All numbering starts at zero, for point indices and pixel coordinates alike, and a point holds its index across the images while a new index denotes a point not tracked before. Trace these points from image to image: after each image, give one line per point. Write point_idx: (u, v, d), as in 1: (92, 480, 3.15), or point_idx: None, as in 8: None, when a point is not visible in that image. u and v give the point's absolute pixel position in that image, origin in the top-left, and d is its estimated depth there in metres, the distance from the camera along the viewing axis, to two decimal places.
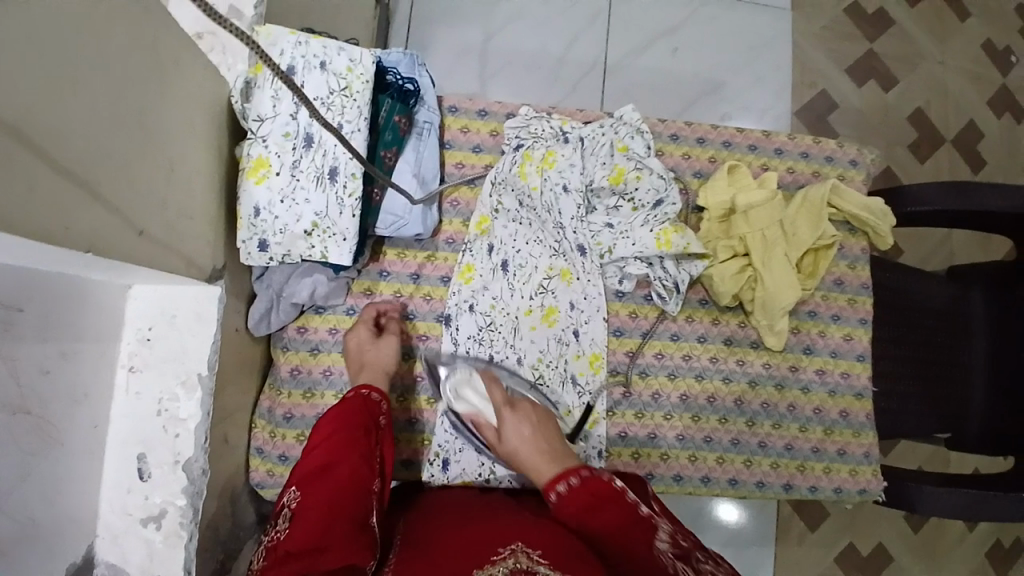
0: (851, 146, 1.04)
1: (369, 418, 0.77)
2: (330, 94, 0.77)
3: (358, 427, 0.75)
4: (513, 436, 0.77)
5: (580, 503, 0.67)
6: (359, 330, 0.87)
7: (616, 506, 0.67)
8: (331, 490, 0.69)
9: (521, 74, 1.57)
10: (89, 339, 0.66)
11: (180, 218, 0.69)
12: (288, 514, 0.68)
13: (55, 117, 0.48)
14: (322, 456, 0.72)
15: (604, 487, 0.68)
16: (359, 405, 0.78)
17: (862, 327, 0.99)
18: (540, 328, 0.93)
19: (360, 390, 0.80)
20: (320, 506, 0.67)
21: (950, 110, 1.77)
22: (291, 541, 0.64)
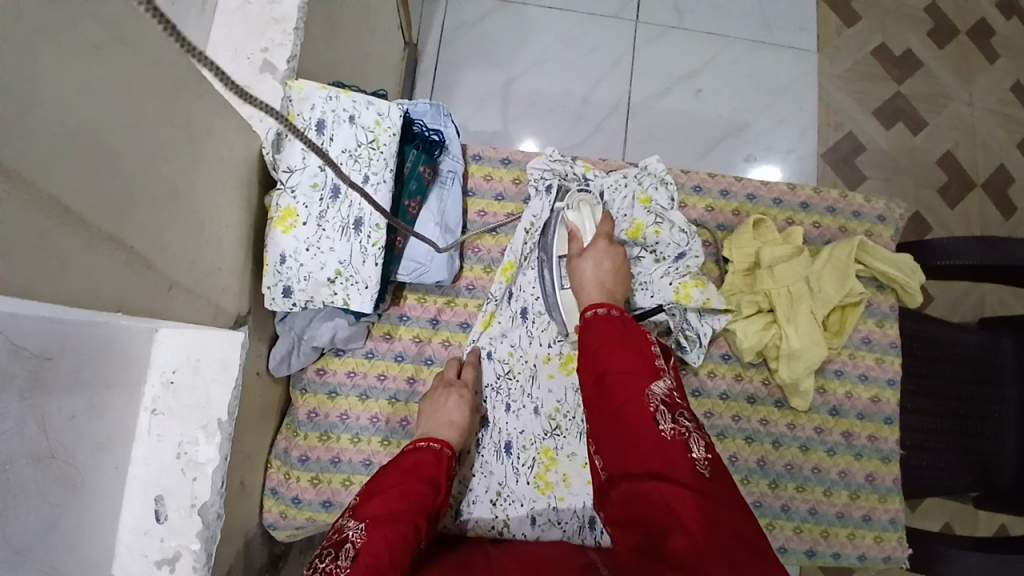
0: (878, 201, 1.02)
1: (440, 477, 0.76)
2: (358, 147, 0.79)
3: (430, 484, 0.74)
4: (593, 261, 0.85)
5: (609, 327, 0.74)
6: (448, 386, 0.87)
7: (629, 344, 0.72)
8: (398, 538, 0.65)
9: (545, 114, 1.59)
10: (114, 386, 0.68)
11: (209, 272, 0.71)
12: (351, 551, 0.63)
13: (89, 187, 0.50)
14: (394, 503, 0.69)
15: (624, 327, 0.74)
16: (432, 461, 0.77)
17: (890, 388, 0.96)
18: (557, 376, 0.95)
19: (433, 444, 0.79)
20: (387, 554, 0.63)
21: (980, 154, 1.74)
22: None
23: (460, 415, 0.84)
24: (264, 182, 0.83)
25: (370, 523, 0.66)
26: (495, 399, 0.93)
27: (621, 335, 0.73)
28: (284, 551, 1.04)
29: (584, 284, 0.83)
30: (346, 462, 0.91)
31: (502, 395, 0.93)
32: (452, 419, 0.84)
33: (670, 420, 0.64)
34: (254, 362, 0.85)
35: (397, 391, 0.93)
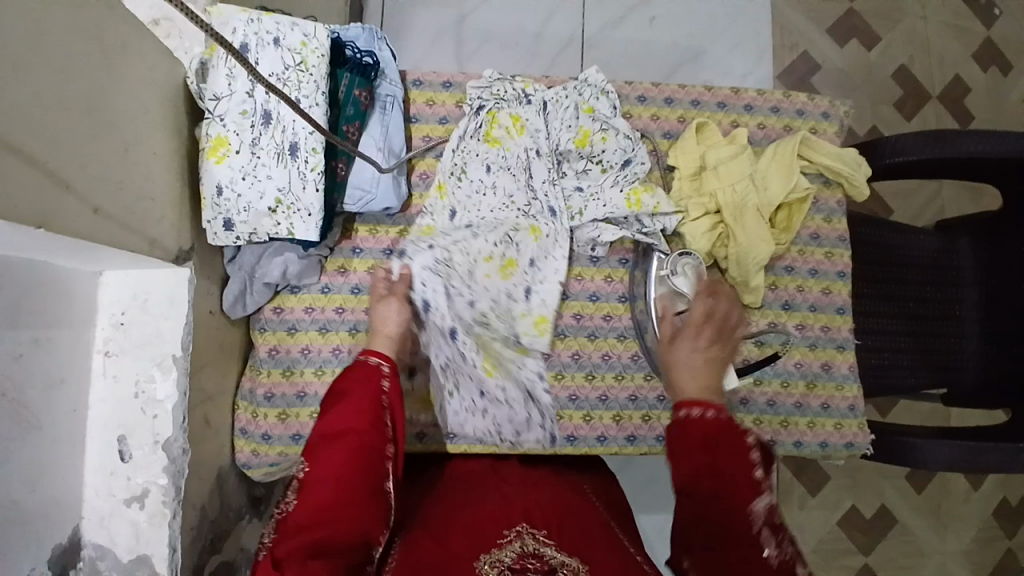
0: (822, 99, 1.03)
1: (373, 387, 0.70)
2: (285, 70, 0.77)
3: (364, 396, 0.68)
4: (689, 348, 0.75)
5: (698, 435, 0.66)
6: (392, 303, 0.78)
7: (728, 448, 0.65)
8: (344, 461, 0.65)
9: (497, 54, 1.56)
10: (60, 326, 0.69)
11: (142, 200, 0.69)
12: (296, 486, 0.65)
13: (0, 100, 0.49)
14: (334, 424, 0.67)
15: (729, 435, 0.66)
16: (361, 373, 0.70)
17: (840, 280, 0.99)
18: (494, 277, 0.91)
19: (365, 357, 0.72)
20: (335, 479, 0.64)
21: (933, 66, 1.74)
22: (301, 513, 0.62)
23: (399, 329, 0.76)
24: (194, 114, 0.81)
25: (310, 455, 0.66)
26: (432, 282, 0.85)
27: (709, 448, 0.65)
28: (264, 495, 1.06)
29: (680, 369, 0.74)
30: (311, 396, 0.91)
31: (442, 280, 0.86)
32: (393, 334, 0.76)
33: (774, 546, 0.61)
34: (206, 300, 0.84)
35: (356, 322, 0.92)
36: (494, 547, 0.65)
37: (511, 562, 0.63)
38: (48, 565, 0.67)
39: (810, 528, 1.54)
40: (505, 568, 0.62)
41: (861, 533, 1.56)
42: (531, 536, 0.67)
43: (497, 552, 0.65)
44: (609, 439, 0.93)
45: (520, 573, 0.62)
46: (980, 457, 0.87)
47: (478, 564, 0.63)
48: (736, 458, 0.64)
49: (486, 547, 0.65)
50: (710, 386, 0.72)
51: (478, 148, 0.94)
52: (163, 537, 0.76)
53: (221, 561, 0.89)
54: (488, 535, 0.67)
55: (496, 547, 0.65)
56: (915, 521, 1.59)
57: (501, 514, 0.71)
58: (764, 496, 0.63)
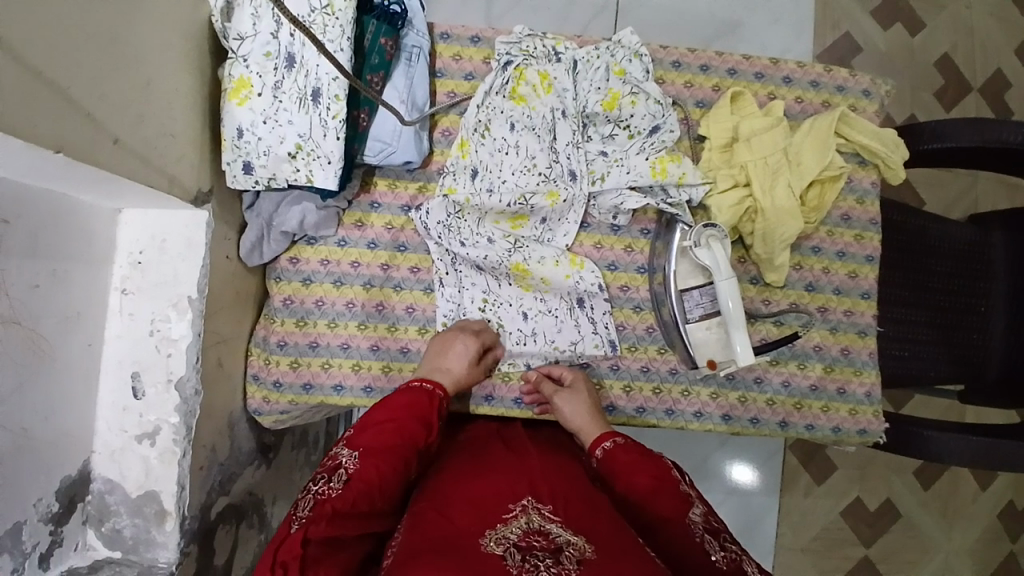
0: (864, 75, 0.99)
1: (433, 415, 0.78)
2: (311, 12, 0.75)
3: (424, 424, 0.76)
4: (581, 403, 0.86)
5: (622, 459, 0.78)
6: (466, 343, 0.85)
7: (649, 471, 0.76)
8: (391, 469, 0.70)
9: (527, 16, 1.51)
10: (78, 260, 0.69)
11: (162, 137, 0.69)
12: (344, 476, 0.67)
13: (25, 16, 0.48)
14: (385, 436, 0.72)
15: (643, 453, 0.78)
16: (426, 402, 0.78)
17: (868, 264, 0.96)
18: (503, 226, 0.93)
19: (427, 384, 0.80)
20: (376, 484, 0.68)
21: (980, 54, 1.67)
22: (342, 502, 0.65)
23: (460, 365, 0.84)
24: (218, 54, 0.80)
25: (365, 453, 0.70)
26: (446, 237, 0.91)
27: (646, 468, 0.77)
28: (273, 444, 1.08)
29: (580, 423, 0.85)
30: (323, 347, 0.91)
31: (451, 235, 0.91)
32: (452, 368, 0.84)
33: (720, 550, 0.67)
34: (223, 245, 0.84)
35: (371, 277, 0.92)
36: (499, 523, 0.65)
37: (517, 539, 0.62)
38: (55, 499, 0.68)
39: (813, 517, 1.53)
40: (512, 542, 0.61)
41: (865, 525, 1.55)
42: (536, 511, 0.67)
43: (501, 530, 0.64)
44: (616, 409, 0.92)
45: (527, 551, 0.60)
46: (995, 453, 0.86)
47: (484, 541, 0.62)
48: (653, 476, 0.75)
49: (492, 523, 0.65)
50: (599, 422, 0.86)
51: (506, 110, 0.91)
52: (173, 475, 0.77)
53: (228, 504, 0.91)
54: (494, 511, 0.67)
55: (501, 524, 0.64)
56: (920, 518, 1.57)
57: (506, 489, 0.71)
58: (698, 507, 0.72)
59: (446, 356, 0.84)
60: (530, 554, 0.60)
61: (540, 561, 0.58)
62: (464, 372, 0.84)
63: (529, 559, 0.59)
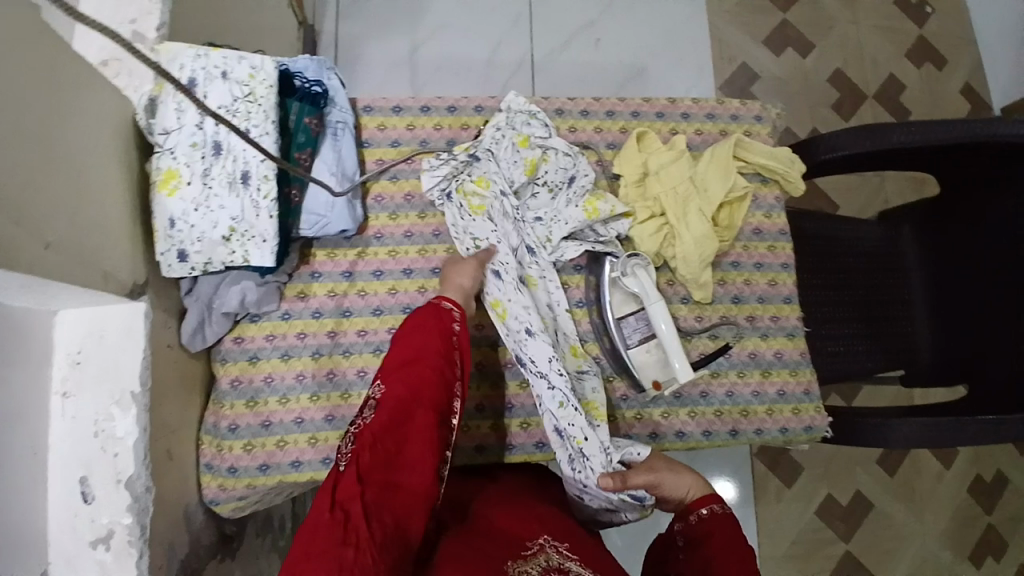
0: (754, 103, 1.09)
1: (449, 327, 0.78)
2: (234, 102, 0.80)
3: (439, 336, 0.76)
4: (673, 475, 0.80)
5: (702, 531, 0.75)
6: (457, 262, 0.90)
7: (736, 546, 0.72)
8: (427, 410, 0.70)
9: (452, 79, 1.60)
10: (17, 364, 0.67)
11: (95, 234, 0.71)
12: (373, 403, 0.70)
13: None
14: (404, 357, 0.74)
15: (725, 532, 0.74)
16: (436, 314, 0.79)
17: (784, 271, 1.04)
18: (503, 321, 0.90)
19: (439, 301, 0.81)
20: (410, 403, 0.70)
21: (868, 68, 1.85)
22: (376, 425, 0.68)
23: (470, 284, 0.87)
24: (144, 149, 0.83)
25: (385, 379, 0.72)
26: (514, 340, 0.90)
27: (724, 543, 0.73)
28: (236, 532, 1.05)
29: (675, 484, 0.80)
30: (277, 424, 0.91)
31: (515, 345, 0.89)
32: (460, 287, 0.86)
33: None
34: (163, 334, 0.84)
35: (318, 346, 0.93)
36: (522, 557, 0.69)
37: (539, 573, 0.66)
38: None
39: (790, 521, 1.56)
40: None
41: (840, 521, 1.59)
42: (555, 548, 0.71)
43: (523, 563, 0.68)
44: None
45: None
46: (935, 434, 0.91)
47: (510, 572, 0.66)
48: (742, 559, 0.71)
49: (514, 557, 0.69)
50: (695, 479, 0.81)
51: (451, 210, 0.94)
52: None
53: None
54: (516, 547, 0.71)
55: (523, 558, 0.69)
56: (891, 506, 1.62)
57: (522, 529, 0.75)
58: None
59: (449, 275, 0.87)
60: None
61: None
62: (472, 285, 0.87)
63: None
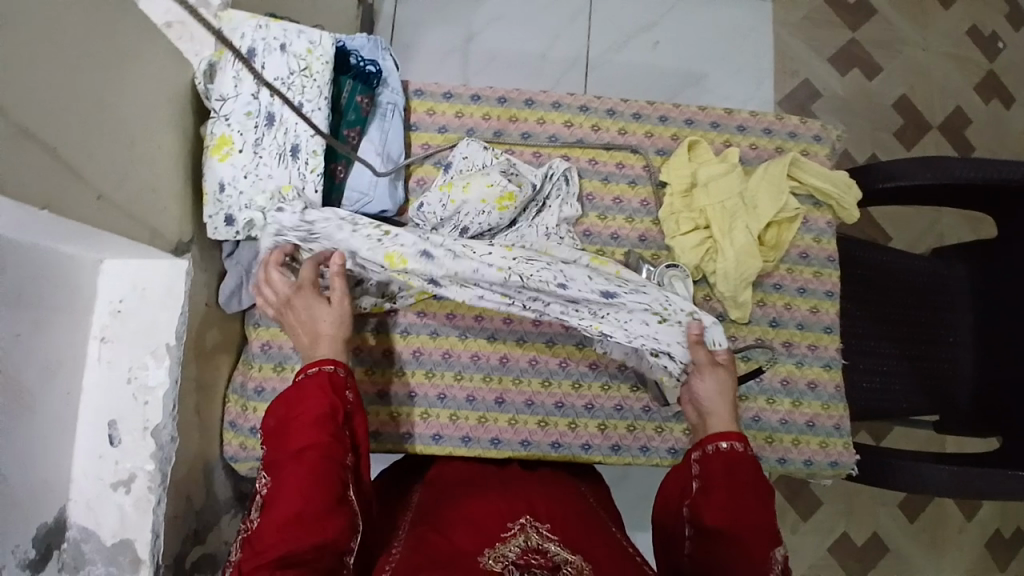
0: (814, 122, 1.05)
1: (325, 400, 0.73)
2: (290, 75, 0.81)
3: (321, 409, 0.72)
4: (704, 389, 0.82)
5: (718, 467, 0.76)
6: (281, 283, 0.82)
7: (752, 485, 0.75)
8: (301, 459, 0.69)
9: (504, 70, 1.59)
10: (58, 310, 0.71)
11: (145, 192, 0.72)
12: (259, 501, 0.70)
13: (18, 83, 0.52)
14: (291, 434, 0.71)
15: (744, 469, 0.76)
16: (318, 386, 0.73)
17: (828, 299, 1.00)
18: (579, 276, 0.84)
19: (324, 367, 0.75)
20: (300, 483, 0.68)
21: (935, 96, 1.77)
22: (264, 526, 0.67)
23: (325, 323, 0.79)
24: (200, 113, 0.85)
25: (271, 467, 0.71)
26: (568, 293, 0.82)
27: (738, 483, 0.75)
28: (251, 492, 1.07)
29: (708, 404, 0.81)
30: None
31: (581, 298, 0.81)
32: (319, 330, 0.79)
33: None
34: (202, 293, 0.86)
35: (349, 321, 0.94)
36: (499, 541, 0.68)
37: (515, 556, 0.65)
38: (31, 545, 0.67)
39: (802, 554, 1.52)
40: (511, 559, 0.64)
41: (854, 561, 1.54)
42: (535, 530, 0.70)
43: (500, 548, 0.67)
44: (593, 449, 0.94)
45: (525, 568, 0.62)
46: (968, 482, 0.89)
47: (483, 558, 0.64)
48: (761, 500, 0.75)
49: (492, 542, 0.67)
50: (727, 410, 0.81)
51: (472, 207, 0.89)
52: (147, 523, 0.77)
53: (204, 553, 0.90)
54: (495, 530, 0.70)
55: (500, 542, 0.68)
56: (910, 551, 1.57)
57: (505, 509, 0.74)
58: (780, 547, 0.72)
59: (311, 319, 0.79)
60: (529, 569, 0.62)
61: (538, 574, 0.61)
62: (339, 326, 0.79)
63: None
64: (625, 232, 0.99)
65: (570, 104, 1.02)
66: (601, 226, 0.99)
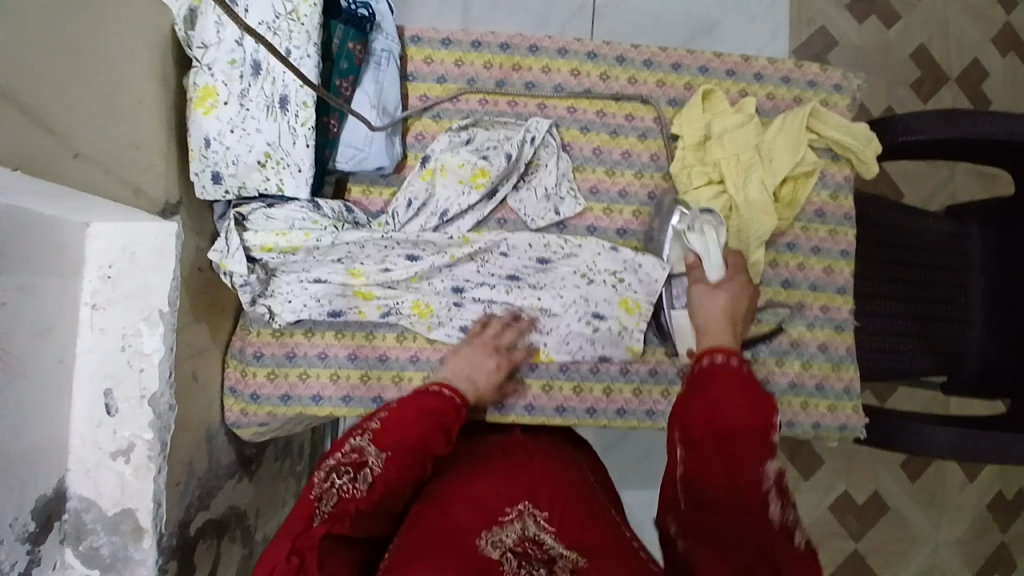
0: (835, 70, 0.99)
1: (455, 426, 0.75)
2: (277, 19, 0.75)
3: (449, 433, 0.74)
4: (722, 301, 0.81)
5: (717, 377, 0.69)
6: (487, 361, 0.85)
7: (744, 399, 0.66)
8: (410, 479, 0.69)
9: (505, 18, 1.51)
10: (46, 273, 0.66)
11: (125, 148, 0.68)
12: (368, 475, 0.65)
13: None
14: (411, 439, 0.70)
15: (745, 382, 0.68)
16: (449, 411, 0.76)
17: (843, 259, 0.97)
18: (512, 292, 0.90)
19: (455, 396, 0.78)
20: (397, 488, 0.67)
21: (953, 48, 1.69)
22: (365, 503, 0.63)
23: (488, 381, 0.84)
24: (183, 64, 0.80)
25: (391, 456, 0.68)
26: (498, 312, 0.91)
27: (734, 393, 0.67)
28: (255, 455, 1.07)
29: (705, 317, 0.80)
30: (301, 356, 0.90)
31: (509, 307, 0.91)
32: (473, 379, 0.83)
33: (780, 509, 0.59)
34: (192, 257, 0.83)
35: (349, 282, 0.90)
36: (496, 524, 0.66)
37: (512, 545, 0.64)
38: (31, 517, 0.65)
39: (802, 509, 1.54)
40: (506, 548, 0.63)
41: (853, 518, 1.56)
42: (533, 518, 0.68)
43: (498, 532, 0.66)
44: (598, 412, 0.92)
45: (522, 558, 0.63)
46: (973, 446, 0.87)
47: (480, 542, 0.64)
48: (753, 409, 0.65)
49: (490, 522, 0.66)
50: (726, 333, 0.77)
51: (449, 189, 0.88)
52: (148, 491, 0.76)
53: (208, 518, 0.90)
54: (493, 510, 0.68)
55: (497, 525, 0.66)
56: (907, 508, 1.58)
57: (506, 489, 0.71)
58: (774, 459, 0.62)
59: (473, 372, 0.83)
60: (525, 563, 0.62)
61: (531, 572, 0.61)
62: (489, 389, 0.85)
63: (524, 567, 0.62)
64: (633, 189, 0.95)
65: (577, 51, 0.96)
66: (608, 183, 0.94)
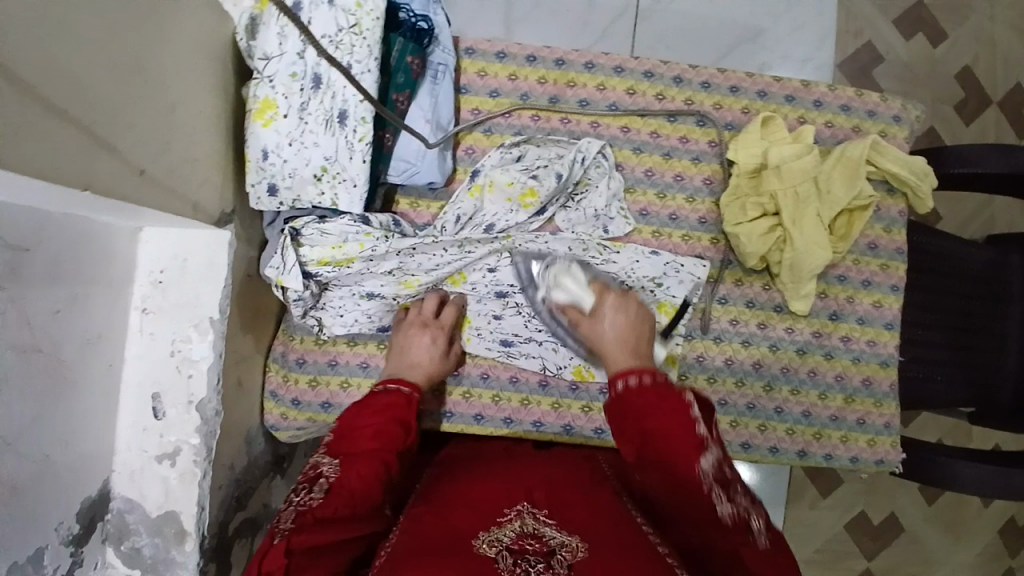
0: (895, 100, 0.97)
1: (405, 416, 0.74)
2: (339, 32, 0.74)
3: (402, 425, 0.73)
4: (610, 322, 0.78)
5: (646, 397, 0.66)
6: (422, 337, 0.84)
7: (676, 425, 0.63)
8: (373, 474, 0.67)
9: (546, 18, 1.48)
10: (98, 282, 0.65)
11: (182, 163, 0.69)
12: (323, 484, 0.64)
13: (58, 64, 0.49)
14: (360, 441, 0.69)
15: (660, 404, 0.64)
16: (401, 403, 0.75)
17: (893, 295, 0.95)
18: None
19: (403, 389, 0.77)
20: (359, 488, 0.65)
21: (1001, 68, 1.64)
22: (325, 509, 0.62)
23: (427, 356, 0.83)
24: (241, 74, 0.80)
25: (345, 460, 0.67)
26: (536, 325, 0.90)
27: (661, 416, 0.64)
28: (288, 453, 1.08)
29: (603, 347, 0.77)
30: (343, 365, 0.91)
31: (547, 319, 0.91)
32: (419, 361, 0.82)
33: (727, 503, 0.60)
34: (243, 263, 0.84)
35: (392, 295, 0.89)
36: (493, 525, 0.63)
37: (510, 542, 0.60)
38: (75, 519, 0.64)
39: (820, 528, 1.54)
40: (505, 547, 0.60)
41: (869, 539, 1.56)
42: (531, 516, 0.65)
43: (495, 531, 0.63)
44: None
45: (519, 555, 0.59)
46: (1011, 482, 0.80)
47: (477, 542, 0.61)
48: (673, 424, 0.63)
49: (487, 524, 0.63)
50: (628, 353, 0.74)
51: (496, 206, 0.88)
52: (193, 495, 0.76)
53: (245, 518, 0.91)
54: (490, 513, 0.65)
55: (496, 525, 0.63)
56: (924, 532, 1.58)
57: (505, 493, 0.68)
58: (710, 453, 0.61)
59: (409, 351, 0.83)
60: (525, 558, 0.58)
61: (530, 567, 0.57)
62: (433, 363, 0.83)
63: (521, 563, 0.58)
64: (684, 213, 0.93)
65: (633, 69, 0.94)
66: (659, 206, 0.93)
